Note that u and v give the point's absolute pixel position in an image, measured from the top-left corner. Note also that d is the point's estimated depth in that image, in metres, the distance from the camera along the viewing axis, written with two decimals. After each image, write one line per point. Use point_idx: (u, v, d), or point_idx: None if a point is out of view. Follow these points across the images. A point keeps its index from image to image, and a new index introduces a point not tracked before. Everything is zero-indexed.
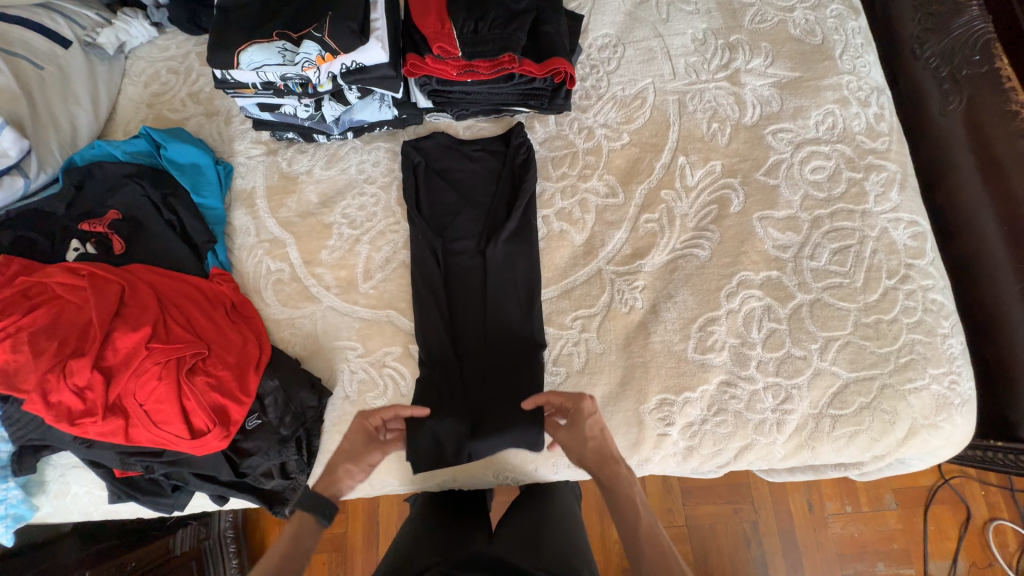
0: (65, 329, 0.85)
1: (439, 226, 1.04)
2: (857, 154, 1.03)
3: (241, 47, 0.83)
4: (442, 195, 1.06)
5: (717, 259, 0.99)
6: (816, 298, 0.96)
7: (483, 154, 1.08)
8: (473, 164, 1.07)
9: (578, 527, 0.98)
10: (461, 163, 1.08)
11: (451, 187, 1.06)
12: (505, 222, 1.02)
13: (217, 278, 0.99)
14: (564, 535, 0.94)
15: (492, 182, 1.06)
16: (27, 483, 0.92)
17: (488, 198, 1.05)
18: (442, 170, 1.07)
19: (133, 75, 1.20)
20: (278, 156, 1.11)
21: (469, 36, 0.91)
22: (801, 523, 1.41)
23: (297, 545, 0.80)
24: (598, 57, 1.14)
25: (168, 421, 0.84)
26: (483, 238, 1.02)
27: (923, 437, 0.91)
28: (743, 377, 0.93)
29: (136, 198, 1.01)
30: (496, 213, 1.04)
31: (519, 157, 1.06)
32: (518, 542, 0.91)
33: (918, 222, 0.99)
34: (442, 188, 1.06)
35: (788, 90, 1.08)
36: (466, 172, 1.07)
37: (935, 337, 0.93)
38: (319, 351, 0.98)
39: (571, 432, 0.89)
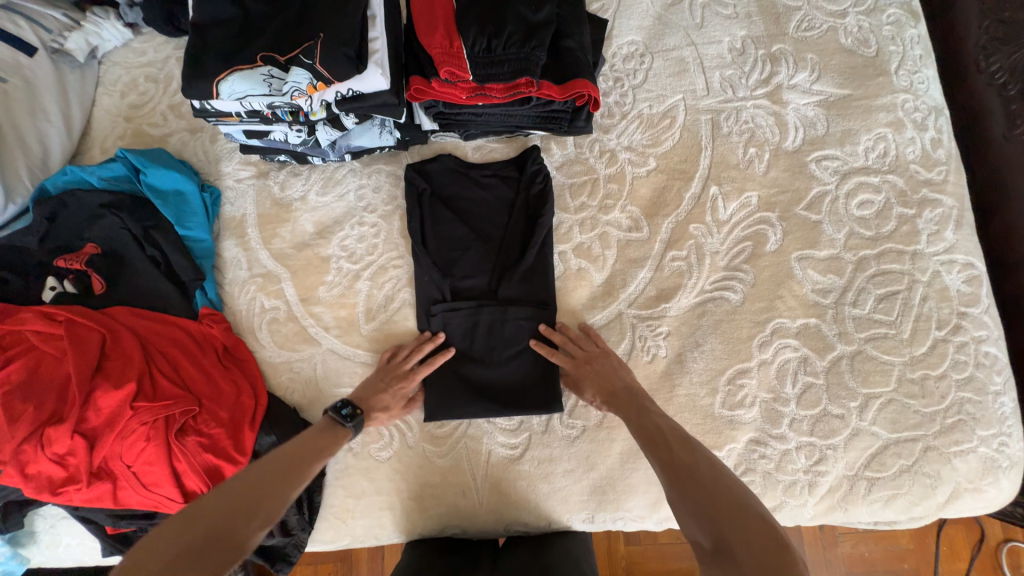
0: (41, 386, 0.79)
1: (447, 263, 0.95)
2: (910, 186, 0.93)
3: (221, 74, 0.73)
4: (449, 226, 0.96)
5: (750, 304, 0.91)
6: (857, 349, 0.88)
7: (494, 180, 0.98)
8: (482, 191, 0.97)
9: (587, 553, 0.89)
10: (470, 191, 0.98)
11: (459, 217, 0.97)
12: (517, 264, 0.93)
13: (207, 320, 0.91)
14: (572, 561, 0.85)
15: (505, 213, 0.96)
16: (16, 535, 0.88)
17: (500, 231, 0.96)
18: (449, 198, 0.97)
19: (108, 84, 1.08)
20: (268, 179, 1.01)
21: (481, 55, 0.80)
22: (811, 542, 1.28)
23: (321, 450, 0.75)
24: (623, 68, 1.02)
25: (159, 484, 0.79)
26: (495, 277, 0.93)
27: (965, 501, 0.85)
28: (774, 436, 0.86)
29: (116, 230, 0.92)
30: (508, 252, 0.94)
31: (535, 186, 0.96)
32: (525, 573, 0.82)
33: (974, 265, 0.90)
34: (450, 219, 0.96)
35: (835, 110, 0.97)
36: (476, 198, 0.98)
37: (986, 396, 0.85)
38: (318, 400, 0.91)
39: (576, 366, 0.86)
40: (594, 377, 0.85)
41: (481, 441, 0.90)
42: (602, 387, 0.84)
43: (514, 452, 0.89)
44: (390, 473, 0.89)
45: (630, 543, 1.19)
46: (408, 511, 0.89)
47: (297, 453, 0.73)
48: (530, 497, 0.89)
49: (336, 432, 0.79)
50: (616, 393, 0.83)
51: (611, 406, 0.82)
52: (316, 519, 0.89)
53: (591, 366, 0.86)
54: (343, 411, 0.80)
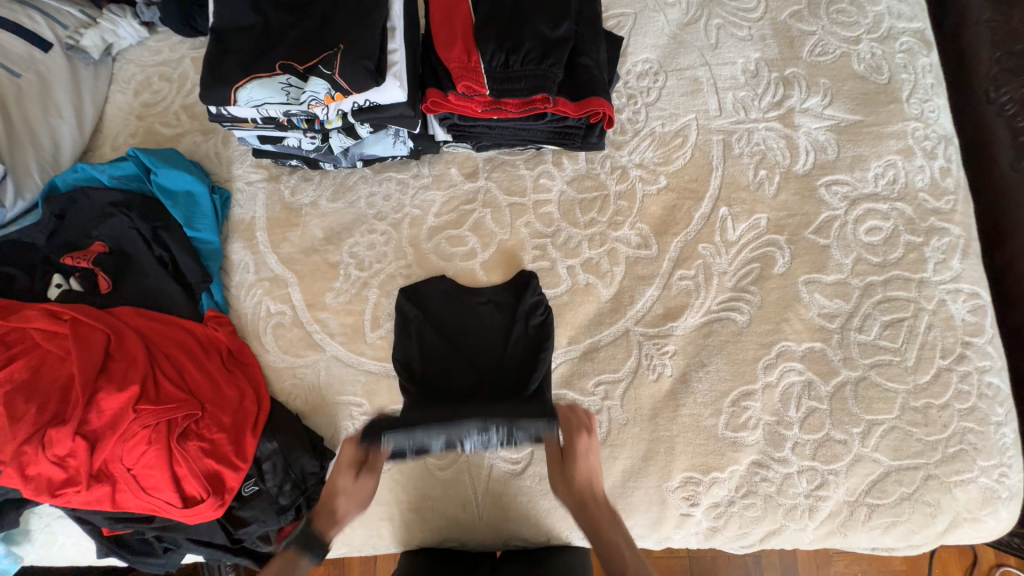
0: (44, 386, 0.78)
1: (428, 373, 0.89)
2: (918, 214, 0.94)
3: (239, 82, 0.73)
4: (436, 348, 0.90)
5: (756, 326, 0.91)
6: (862, 375, 0.88)
7: (490, 308, 0.93)
8: (478, 321, 0.92)
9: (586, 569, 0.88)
10: (464, 317, 0.93)
11: (448, 341, 0.91)
12: (513, 397, 0.86)
13: (212, 322, 0.91)
14: None
15: (499, 341, 0.91)
16: (11, 534, 0.87)
17: (493, 356, 0.90)
18: (439, 321, 0.92)
19: (121, 80, 1.08)
20: (280, 182, 1.01)
21: (498, 70, 0.81)
22: (804, 561, 1.28)
23: None
24: (637, 85, 1.03)
25: (158, 488, 0.79)
26: (483, 388, 0.87)
27: (964, 530, 0.85)
28: (777, 459, 0.86)
29: (124, 229, 0.92)
30: (504, 384, 0.88)
31: (535, 318, 0.92)
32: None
33: (980, 294, 0.90)
34: (437, 344, 0.90)
35: (846, 135, 0.98)
36: (470, 320, 0.93)
37: (988, 426, 0.86)
38: (321, 407, 0.91)
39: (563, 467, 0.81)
40: (572, 483, 0.80)
41: (483, 455, 0.89)
42: (577, 489, 0.80)
43: (516, 467, 0.89)
44: (390, 484, 0.89)
45: None
46: (407, 523, 0.89)
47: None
48: (530, 513, 0.88)
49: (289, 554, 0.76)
50: (586, 504, 0.79)
51: (579, 517, 0.79)
52: None
53: (574, 470, 0.80)
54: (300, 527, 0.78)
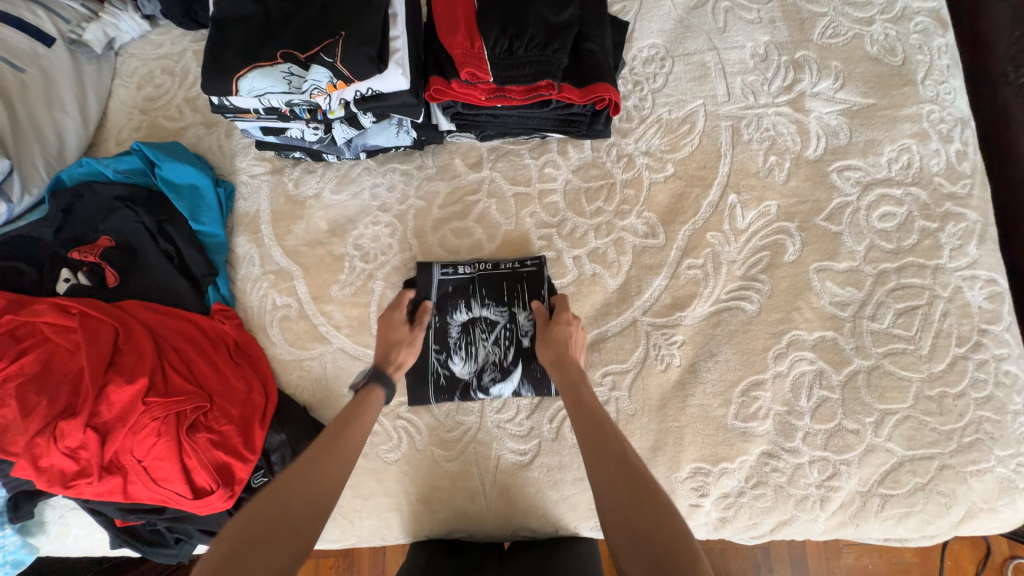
0: (54, 379, 0.79)
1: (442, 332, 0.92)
2: (933, 200, 0.91)
3: (240, 71, 0.72)
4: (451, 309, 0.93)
5: (765, 315, 0.90)
6: (874, 364, 0.87)
7: None
8: None
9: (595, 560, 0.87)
10: None
11: None
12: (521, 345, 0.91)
13: (219, 316, 0.91)
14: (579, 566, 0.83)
15: None
16: (26, 525, 0.88)
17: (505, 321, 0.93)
18: None
19: (124, 75, 1.08)
20: (283, 175, 1.01)
21: (502, 56, 0.79)
22: (814, 552, 1.27)
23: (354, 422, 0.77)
24: (643, 72, 1.01)
25: (168, 480, 0.79)
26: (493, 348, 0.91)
27: (979, 521, 0.84)
28: (787, 449, 0.85)
29: (129, 223, 0.92)
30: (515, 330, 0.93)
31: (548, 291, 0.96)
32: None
33: (997, 281, 0.88)
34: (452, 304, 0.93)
35: (859, 119, 0.95)
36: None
37: (1005, 415, 0.84)
38: (328, 399, 0.91)
39: (545, 329, 0.87)
40: (551, 342, 0.85)
41: (491, 446, 0.89)
42: (556, 348, 0.84)
43: (524, 458, 0.89)
44: (398, 476, 0.89)
45: None
46: (415, 514, 0.89)
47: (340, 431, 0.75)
48: (539, 504, 0.88)
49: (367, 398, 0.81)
50: (564, 367, 0.82)
51: (554, 373, 0.83)
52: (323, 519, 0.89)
53: (552, 330, 0.86)
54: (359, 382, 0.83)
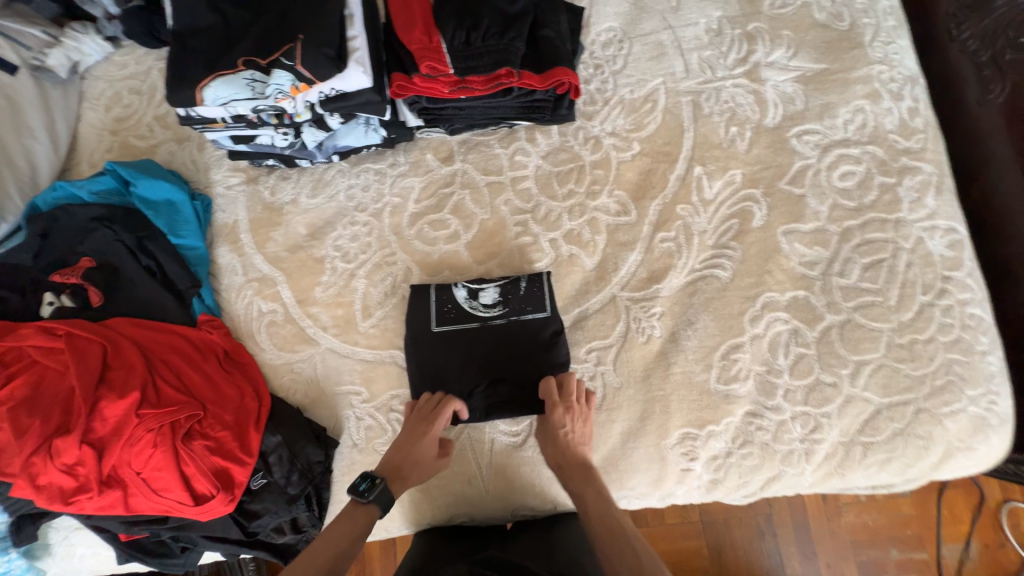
0: (46, 400, 0.80)
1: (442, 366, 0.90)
2: (890, 155, 0.95)
3: (203, 81, 0.74)
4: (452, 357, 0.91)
5: (739, 280, 0.92)
6: (846, 318, 0.90)
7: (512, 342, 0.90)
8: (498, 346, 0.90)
9: None
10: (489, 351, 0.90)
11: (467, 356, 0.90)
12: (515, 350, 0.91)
13: (206, 326, 0.93)
14: (576, 538, 0.88)
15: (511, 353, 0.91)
16: (31, 549, 0.89)
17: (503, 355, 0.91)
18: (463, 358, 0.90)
19: (91, 98, 1.09)
20: (258, 184, 1.02)
21: (460, 48, 0.81)
22: (815, 513, 1.31)
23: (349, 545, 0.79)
24: (603, 55, 1.03)
25: (168, 489, 0.81)
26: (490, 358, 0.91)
27: (958, 460, 0.87)
28: (769, 407, 0.88)
29: (109, 243, 0.93)
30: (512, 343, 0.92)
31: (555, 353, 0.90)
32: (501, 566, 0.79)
33: (956, 230, 0.92)
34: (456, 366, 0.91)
35: (813, 84, 0.98)
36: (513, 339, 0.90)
37: (973, 355, 0.87)
38: (321, 399, 0.93)
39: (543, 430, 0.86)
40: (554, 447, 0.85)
41: (484, 430, 0.91)
42: (558, 451, 0.85)
43: (517, 439, 0.91)
44: None
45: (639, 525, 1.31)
46: (416, 502, 0.91)
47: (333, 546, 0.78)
48: (535, 482, 0.90)
49: (363, 512, 0.81)
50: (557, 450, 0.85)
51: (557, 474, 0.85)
52: (325, 515, 0.91)
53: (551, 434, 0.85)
54: (361, 486, 0.81)
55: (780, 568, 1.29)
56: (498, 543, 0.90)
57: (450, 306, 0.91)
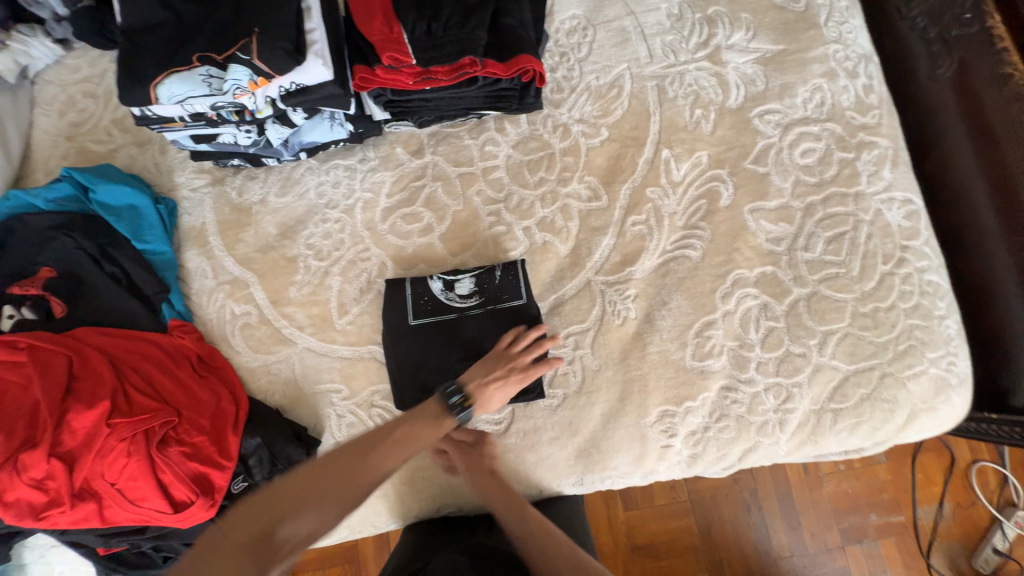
0: (11, 415, 0.78)
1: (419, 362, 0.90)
2: (848, 132, 0.98)
3: (157, 79, 0.72)
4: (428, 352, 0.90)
5: (709, 259, 0.95)
6: (812, 291, 0.93)
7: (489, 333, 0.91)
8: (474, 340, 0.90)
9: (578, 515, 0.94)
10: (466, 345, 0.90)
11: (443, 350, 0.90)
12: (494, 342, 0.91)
13: (177, 331, 0.91)
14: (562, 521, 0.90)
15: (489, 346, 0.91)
16: (5, 570, 0.86)
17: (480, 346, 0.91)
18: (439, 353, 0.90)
19: (43, 103, 1.05)
20: (225, 185, 1.00)
21: (422, 39, 0.81)
22: (797, 484, 1.35)
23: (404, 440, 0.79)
24: (568, 43, 1.04)
25: (145, 498, 0.79)
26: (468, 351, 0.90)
27: (922, 421, 0.91)
28: (743, 381, 0.91)
29: (70, 251, 0.90)
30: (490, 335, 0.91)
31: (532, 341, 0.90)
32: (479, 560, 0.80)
33: (912, 200, 0.95)
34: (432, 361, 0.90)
35: (772, 65, 1.01)
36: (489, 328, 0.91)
37: (932, 320, 0.91)
38: (301, 398, 0.92)
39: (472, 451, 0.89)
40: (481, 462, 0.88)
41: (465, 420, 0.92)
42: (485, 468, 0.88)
43: (499, 427, 0.92)
44: None
45: (628, 509, 1.34)
46: (401, 496, 0.91)
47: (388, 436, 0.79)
48: (518, 468, 0.92)
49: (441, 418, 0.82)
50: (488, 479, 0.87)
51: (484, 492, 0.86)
52: None
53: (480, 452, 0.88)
54: (453, 399, 0.82)
55: (766, 540, 1.33)
56: (484, 531, 0.91)
57: (426, 299, 0.91)
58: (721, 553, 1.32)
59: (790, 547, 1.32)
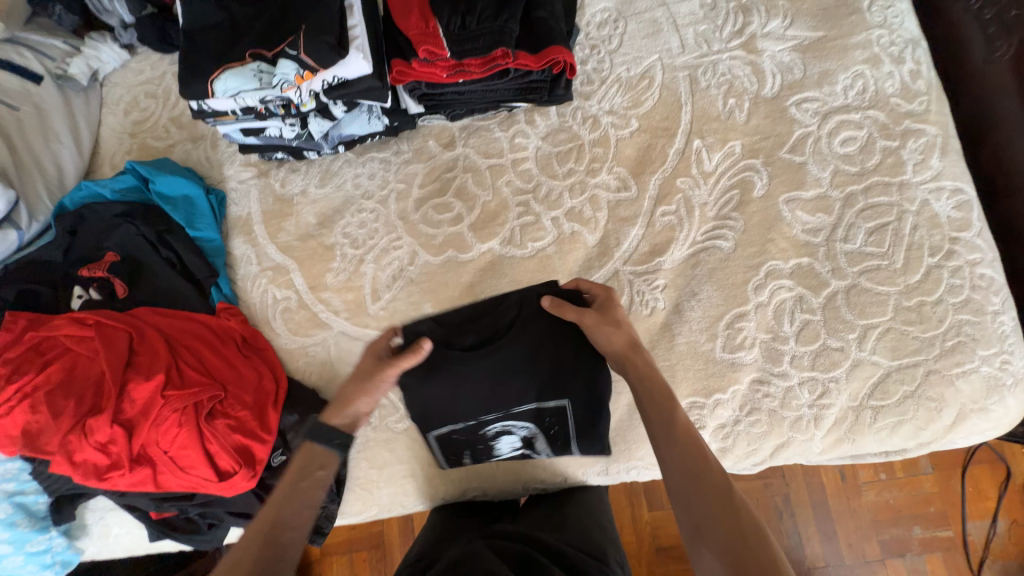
0: (80, 384, 0.85)
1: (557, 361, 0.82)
2: (892, 119, 0.94)
3: (213, 74, 0.78)
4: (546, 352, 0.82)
5: (742, 250, 0.93)
6: (851, 283, 0.89)
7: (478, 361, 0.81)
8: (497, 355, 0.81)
9: (604, 506, 0.92)
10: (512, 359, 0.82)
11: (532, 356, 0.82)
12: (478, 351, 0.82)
13: (224, 313, 0.97)
14: (588, 511, 0.89)
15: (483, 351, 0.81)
16: (70, 529, 0.93)
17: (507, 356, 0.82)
18: (541, 354, 0.82)
19: (111, 103, 1.14)
20: (269, 177, 1.06)
21: (456, 33, 0.84)
22: (833, 493, 1.30)
23: (305, 477, 0.70)
24: (598, 35, 1.05)
25: (194, 466, 0.85)
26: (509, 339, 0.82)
27: (972, 422, 0.86)
28: (776, 374, 0.89)
29: (132, 237, 0.97)
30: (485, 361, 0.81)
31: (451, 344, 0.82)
32: (505, 551, 0.74)
33: (963, 190, 0.90)
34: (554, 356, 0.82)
35: (811, 52, 0.98)
36: (441, 396, 0.83)
37: (984, 316, 0.86)
38: (335, 380, 0.96)
39: (601, 314, 0.75)
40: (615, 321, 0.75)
41: None
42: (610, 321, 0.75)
43: None
44: (409, 444, 0.94)
45: (653, 510, 1.31)
46: (429, 478, 0.94)
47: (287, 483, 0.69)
48: (543, 454, 0.93)
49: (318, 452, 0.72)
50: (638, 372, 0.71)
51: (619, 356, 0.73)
52: (343, 491, 0.95)
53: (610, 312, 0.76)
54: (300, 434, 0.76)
55: (799, 548, 1.28)
56: (508, 517, 0.92)
57: (550, 416, 0.85)
58: None
59: (825, 558, 1.27)
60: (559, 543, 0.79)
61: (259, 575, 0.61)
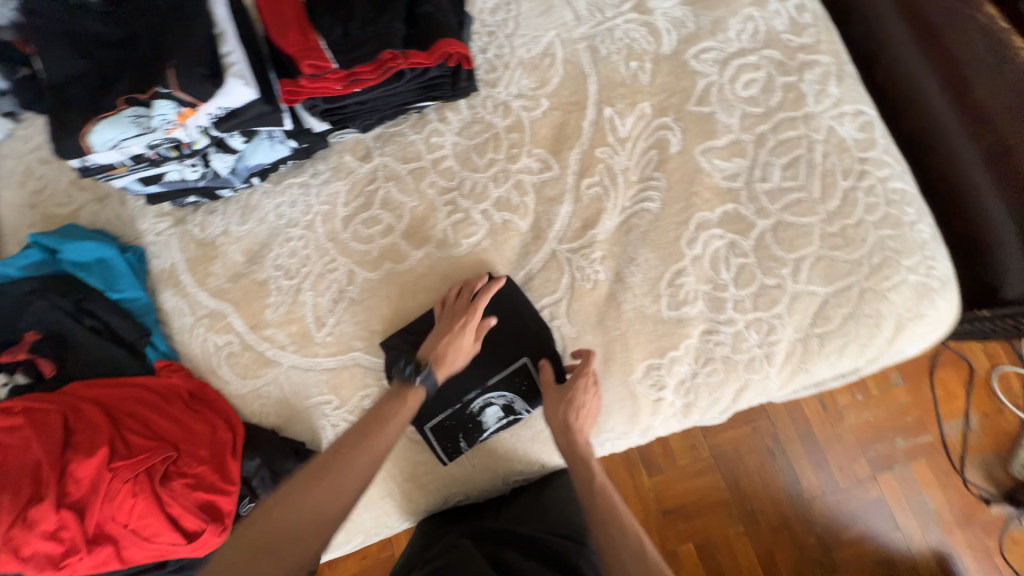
0: (16, 476, 0.81)
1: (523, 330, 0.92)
2: (786, 55, 0.96)
3: (87, 127, 0.74)
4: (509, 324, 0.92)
5: (670, 208, 0.94)
6: (776, 221, 0.92)
7: None
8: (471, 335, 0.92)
9: None
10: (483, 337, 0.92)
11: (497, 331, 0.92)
12: None
13: (165, 371, 0.93)
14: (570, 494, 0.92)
15: None
16: None
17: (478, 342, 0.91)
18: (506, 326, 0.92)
19: (3, 177, 1.08)
20: (186, 224, 1.02)
21: (339, 42, 0.83)
22: (818, 424, 1.34)
23: (386, 416, 0.81)
24: (493, 21, 1.04)
25: (159, 533, 0.82)
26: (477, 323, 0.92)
27: (910, 330, 0.89)
28: (723, 321, 0.90)
29: (48, 312, 0.92)
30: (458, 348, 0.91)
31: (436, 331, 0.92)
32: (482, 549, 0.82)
33: (863, 111, 0.94)
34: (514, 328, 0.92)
35: (699, 4, 1.00)
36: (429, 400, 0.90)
37: (903, 227, 0.90)
38: (294, 415, 0.94)
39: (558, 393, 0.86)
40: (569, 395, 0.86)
41: None
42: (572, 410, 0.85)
43: None
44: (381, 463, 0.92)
45: (651, 474, 1.34)
46: (407, 493, 0.93)
47: (369, 421, 0.80)
48: (517, 446, 0.92)
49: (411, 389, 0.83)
50: (595, 501, 0.81)
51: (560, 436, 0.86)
52: None
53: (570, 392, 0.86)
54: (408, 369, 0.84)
55: (794, 482, 1.32)
56: (493, 511, 0.95)
57: (521, 375, 0.90)
58: (751, 503, 1.31)
59: (821, 486, 1.31)
60: (537, 532, 0.85)
61: (342, 488, 0.74)
